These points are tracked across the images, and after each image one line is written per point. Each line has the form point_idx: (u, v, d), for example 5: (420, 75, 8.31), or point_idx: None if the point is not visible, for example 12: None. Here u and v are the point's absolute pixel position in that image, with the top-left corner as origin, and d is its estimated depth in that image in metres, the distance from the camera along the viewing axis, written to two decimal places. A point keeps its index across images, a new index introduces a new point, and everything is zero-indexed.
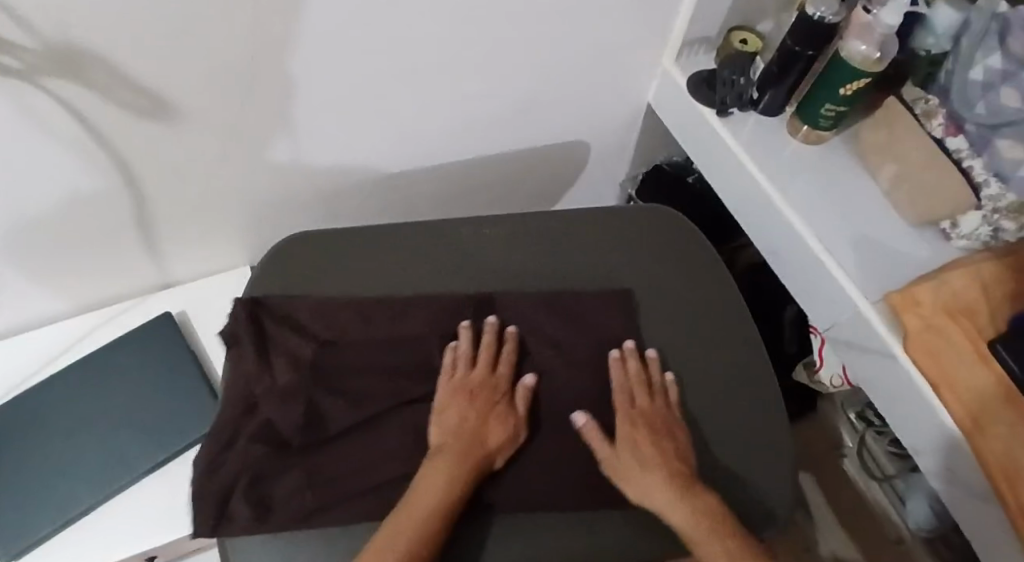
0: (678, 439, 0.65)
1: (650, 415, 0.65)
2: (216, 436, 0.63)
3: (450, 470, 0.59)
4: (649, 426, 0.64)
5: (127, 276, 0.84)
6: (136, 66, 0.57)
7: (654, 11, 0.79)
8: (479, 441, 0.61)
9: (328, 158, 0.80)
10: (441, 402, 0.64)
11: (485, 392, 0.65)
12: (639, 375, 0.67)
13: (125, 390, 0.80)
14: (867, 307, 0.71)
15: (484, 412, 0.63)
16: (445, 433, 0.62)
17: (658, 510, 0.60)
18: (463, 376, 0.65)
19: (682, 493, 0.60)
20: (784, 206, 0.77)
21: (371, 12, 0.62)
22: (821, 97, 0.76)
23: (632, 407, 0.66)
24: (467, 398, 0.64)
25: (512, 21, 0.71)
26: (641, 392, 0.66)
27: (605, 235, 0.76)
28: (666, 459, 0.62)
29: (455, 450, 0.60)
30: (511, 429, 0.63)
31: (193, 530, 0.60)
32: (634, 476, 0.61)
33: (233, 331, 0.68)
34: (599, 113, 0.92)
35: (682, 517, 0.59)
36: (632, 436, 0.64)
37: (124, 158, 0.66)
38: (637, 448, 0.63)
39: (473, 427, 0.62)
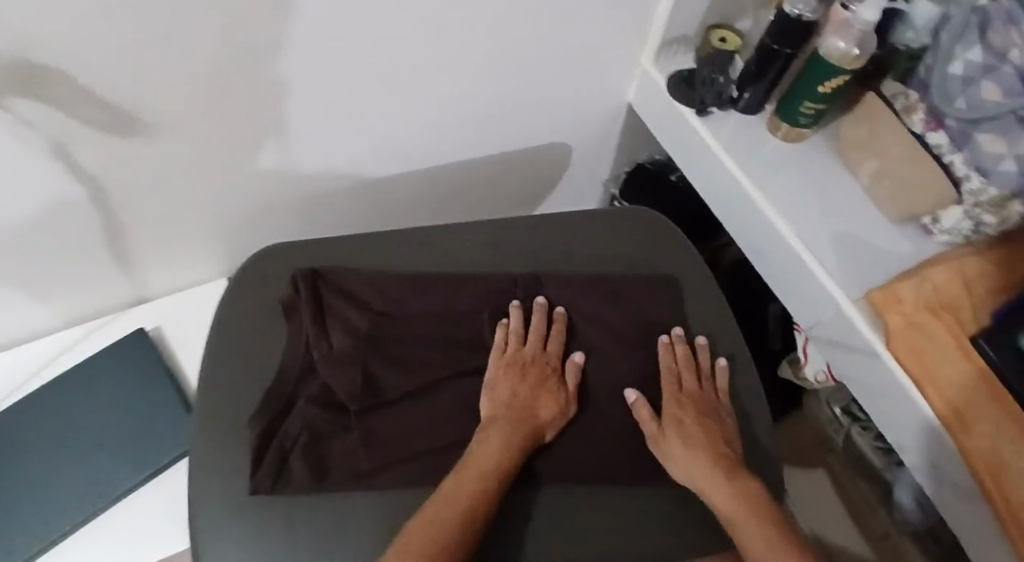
0: (722, 420, 0.66)
1: (695, 397, 0.66)
2: (273, 399, 0.64)
3: (506, 438, 0.59)
4: (695, 406, 0.65)
5: (101, 292, 0.82)
6: (103, 81, 0.55)
7: (634, 10, 0.78)
8: (531, 413, 0.62)
9: (306, 165, 0.78)
10: (491, 376, 0.64)
11: (535, 369, 0.64)
12: (688, 358, 0.68)
13: (102, 408, 0.78)
14: (848, 305, 0.71)
15: (536, 386, 0.63)
16: (497, 406, 0.62)
17: (700, 488, 0.61)
18: (514, 352, 0.65)
19: (726, 473, 0.61)
20: (765, 206, 0.77)
21: (346, 19, 0.61)
22: (799, 96, 0.76)
23: (681, 390, 0.66)
24: (518, 372, 0.64)
25: (490, 24, 0.70)
26: (688, 375, 0.67)
27: (601, 231, 0.76)
28: (711, 439, 0.63)
29: (509, 420, 0.61)
30: (562, 404, 0.63)
31: (251, 483, 0.60)
32: (679, 454, 0.62)
33: (291, 300, 0.67)
34: (579, 113, 0.92)
35: (722, 498, 0.60)
36: (679, 416, 0.65)
37: (93, 172, 0.64)
38: (686, 427, 0.64)
39: (524, 400, 0.62)
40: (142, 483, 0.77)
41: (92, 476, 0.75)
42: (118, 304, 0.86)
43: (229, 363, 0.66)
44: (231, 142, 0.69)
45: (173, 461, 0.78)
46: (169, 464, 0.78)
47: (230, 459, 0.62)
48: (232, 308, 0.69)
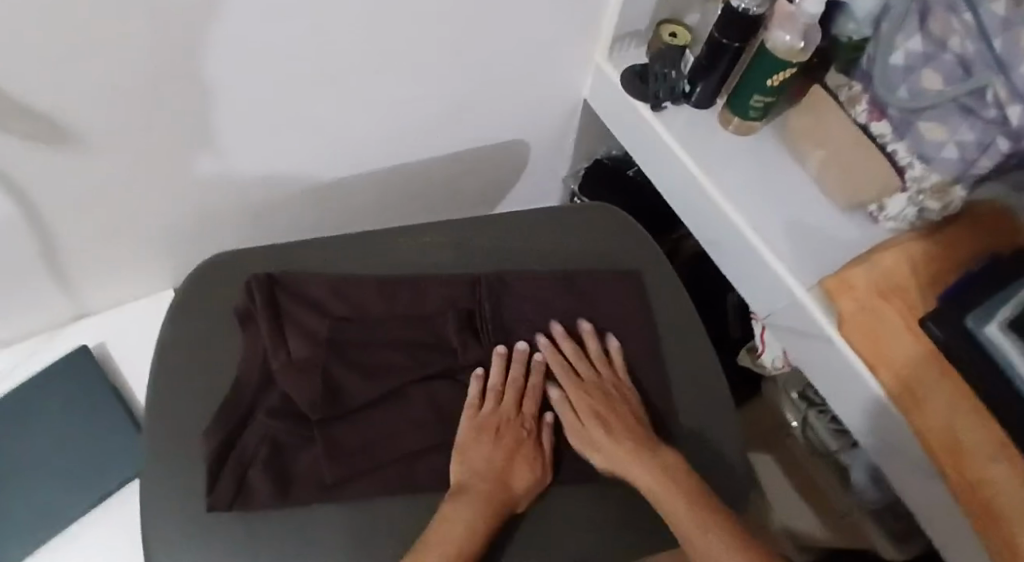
0: (632, 403, 0.65)
1: (598, 386, 0.65)
2: (230, 412, 0.61)
3: (475, 516, 0.55)
4: (601, 394, 0.65)
5: (37, 312, 0.77)
6: (26, 91, 0.52)
7: (583, 5, 0.78)
8: (505, 483, 0.59)
9: (255, 169, 0.75)
10: (461, 441, 0.61)
11: (511, 431, 0.62)
12: (576, 353, 0.66)
13: (44, 435, 0.73)
14: (803, 293, 0.73)
15: (512, 451, 0.61)
16: (468, 473, 0.59)
17: (622, 470, 0.60)
18: (491, 406, 0.63)
19: (645, 453, 0.61)
20: (720, 198, 0.77)
21: (286, 14, 0.59)
22: (749, 89, 0.77)
23: (580, 380, 0.65)
24: (493, 433, 0.61)
25: (440, 20, 0.68)
26: (584, 366, 0.66)
27: (566, 224, 0.76)
28: (625, 424, 0.63)
29: (482, 494, 0.57)
30: (537, 471, 0.61)
31: (209, 498, 0.57)
32: (599, 442, 0.62)
33: (245, 309, 0.65)
34: (534, 110, 0.91)
35: (644, 474, 0.59)
36: (590, 406, 0.64)
37: (19, 185, 0.60)
38: (599, 415, 0.63)
39: (500, 466, 0.60)
40: (85, 511, 0.74)
41: (34, 506, 0.71)
42: (56, 323, 0.81)
43: (180, 376, 0.63)
44: (170, 148, 0.66)
45: (121, 485, 0.75)
46: (114, 491, 0.75)
47: (181, 481, 0.59)
48: (187, 318, 0.66)
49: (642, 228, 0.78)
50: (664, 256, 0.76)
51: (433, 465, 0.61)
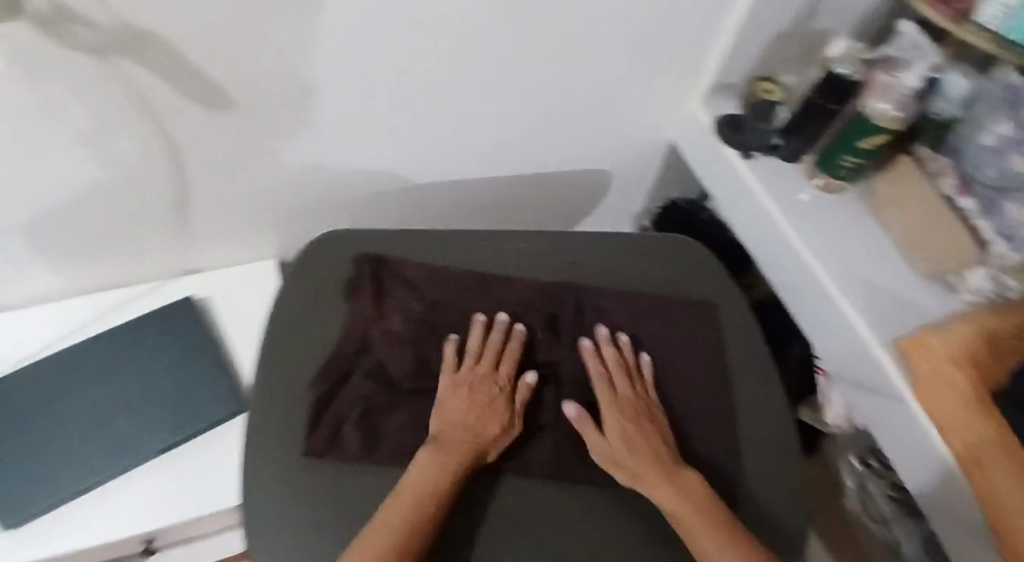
0: (657, 420, 0.65)
1: (630, 400, 0.65)
2: (330, 370, 0.65)
3: (443, 463, 0.58)
4: (632, 410, 0.64)
5: (150, 263, 0.79)
6: (204, 57, 0.57)
7: (687, 49, 0.82)
8: (476, 434, 0.60)
9: (367, 163, 0.80)
10: (442, 393, 0.63)
11: (485, 388, 0.64)
12: (615, 363, 0.67)
13: (128, 372, 0.71)
14: (877, 348, 0.74)
15: (483, 402, 0.62)
16: (445, 423, 0.61)
17: (641, 484, 0.60)
18: (469, 366, 0.65)
19: (666, 470, 0.61)
20: (801, 244, 0.80)
21: (433, 25, 0.64)
22: (841, 149, 0.80)
23: (615, 395, 0.65)
24: (468, 388, 0.63)
25: (563, 47, 0.74)
26: (621, 381, 0.66)
27: (651, 249, 0.78)
28: (648, 440, 0.63)
29: (451, 444, 0.59)
30: (505, 424, 0.62)
31: (305, 445, 0.61)
32: (622, 457, 0.61)
33: (355, 279, 0.70)
34: (625, 143, 0.95)
35: (666, 494, 0.59)
36: (617, 421, 0.64)
37: (171, 146, 0.65)
38: (628, 429, 0.63)
39: (470, 417, 0.61)
40: (172, 447, 0.70)
41: (111, 438, 0.68)
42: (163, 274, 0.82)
43: (287, 334, 0.67)
44: (302, 132, 0.71)
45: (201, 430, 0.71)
46: (196, 435, 0.71)
47: (278, 427, 0.62)
48: (297, 286, 0.70)
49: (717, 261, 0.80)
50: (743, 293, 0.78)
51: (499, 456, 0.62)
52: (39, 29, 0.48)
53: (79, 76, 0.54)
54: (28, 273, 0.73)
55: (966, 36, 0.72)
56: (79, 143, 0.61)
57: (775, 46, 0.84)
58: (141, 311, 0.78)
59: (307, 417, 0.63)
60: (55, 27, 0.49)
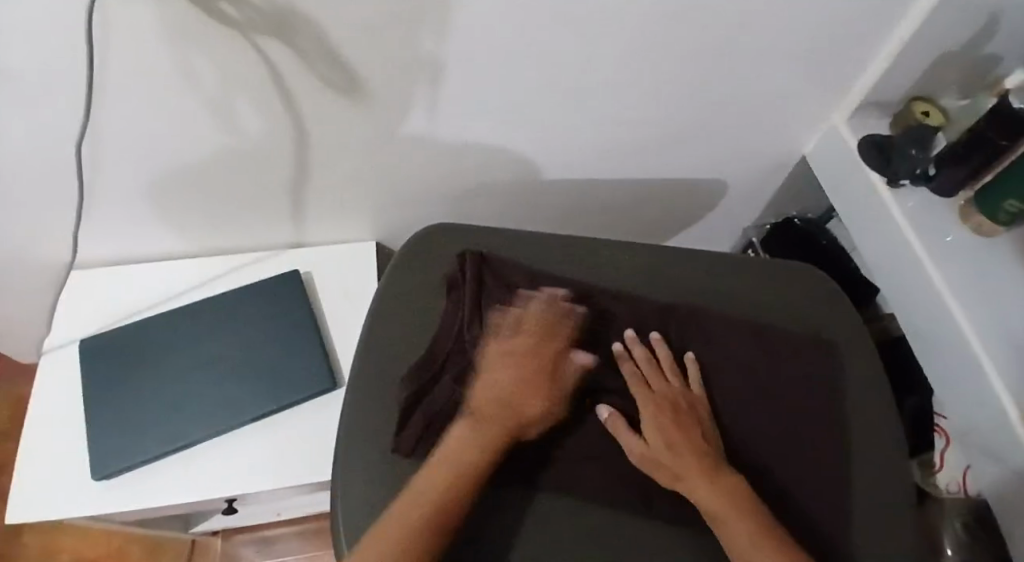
0: (700, 416, 0.62)
1: (666, 396, 0.62)
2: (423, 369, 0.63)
3: (484, 438, 0.57)
4: (671, 408, 0.62)
5: (265, 233, 0.80)
6: (344, 40, 0.56)
7: (839, 63, 0.75)
8: (519, 409, 0.59)
9: (483, 154, 0.78)
10: (485, 364, 0.62)
11: (529, 364, 0.62)
12: (647, 359, 0.64)
13: (237, 340, 0.73)
14: (1017, 418, 0.67)
15: (526, 381, 0.61)
16: (486, 394, 0.60)
17: (683, 484, 0.58)
18: (515, 339, 0.63)
19: (707, 470, 0.58)
20: (945, 291, 0.73)
21: (575, 18, 0.61)
22: (1005, 190, 0.71)
23: (650, 390, 0.63)
24: (515, 362, 0.62)
25: (706, 49, 0.69)
26: (656, 376, 0.63)
27: (769, 277, 0.73)
28: (689, 438, 0.60)
29: (495, 420, 0.58)
30: (550, 401, 0.61)
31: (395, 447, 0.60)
32: (664, 459, 0.59)
33: (453, 276, 0.68)
34: (751, 155, 0.89)
35: (708, 495, 0.57)
36: (656, 418, 0.61)
37: (300, 124, 0.65)
38: (666, 428, 0.60)
39: (511, 392, 0.60)
40: (261, 418, 0.70)
41: (205, 404, 0.70)
42: (275, 244, 0.82)
43: (386, 328, 0.66)
44: (426, 120, 0.69)
45: (294, 405, 0.71)
46: (291, 408, 0.72)
47: (374, 423, 0.62)
48: (395, 276, 0.69)
49: (840, 293, 0.74)
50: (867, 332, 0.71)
51: (590, 476, 0.61)
52: (193, 5, 0.48)
53: (224, 54, 0.54)
54: (151, 233, 0.75)
55: None
56: (213, 114, 0.61)
57: (941, 69, 0.76)
58: (252, 280, 0.79)
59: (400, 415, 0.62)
60: (206, 5, 0.49)
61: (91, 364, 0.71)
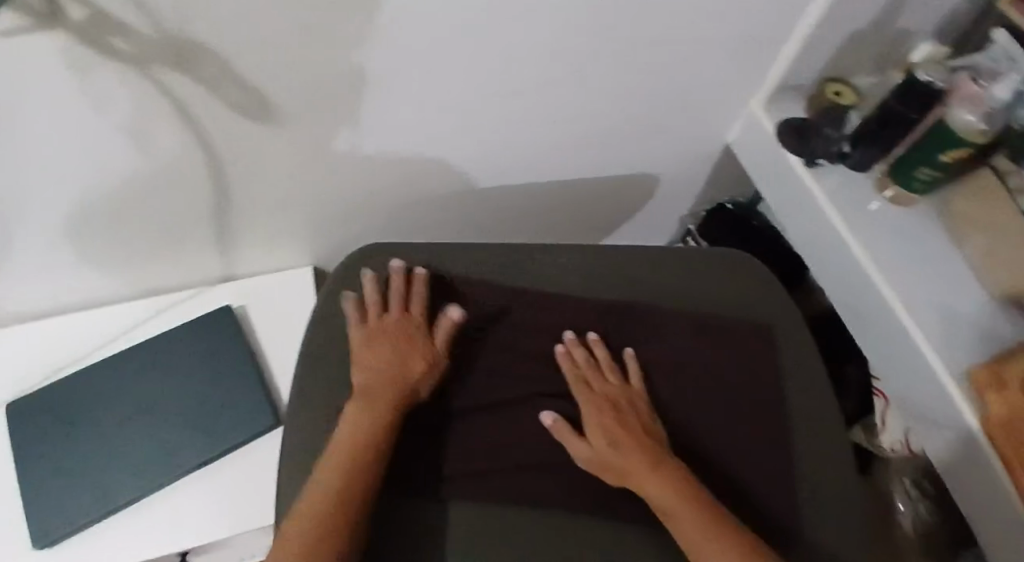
0: (642, 412, 0.63)
1: (608, 396, 0.63)
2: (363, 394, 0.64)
3: (371, 406, 0.60)
4: (612, 407, 0.63)
5: (191, 269, 0.78)
6: (247, 65, 0.55)
7: (751, 51, 0.77)
8: (399, 375, 0.62)
9: (411, 167, 0.77)
10: (354, 345, 0.64)
11: (397, 334, 0.65)
12: (587, 363, 0.65)
13: (167, 387, 0.71)
14: (946, 377, 0.70)
15: (399, 349, 0.64)
16: (366, 371, 0.62)
17: (631, 481, 0.59)
18: (376, 317, 0.66)
19: (653, 463, 0.59)
20: (871, 265, 0.75)
21: (484, 27, 0.61)
22: (916, 161, 0.74)
23: (590, 390, 0.64)
24: (382, 336, 0.65)
25: (620, 47, 0.70)
26: (595, 376, 0.65)
27: (697, 263, 0.74)
28: (631, 434, 0.61)
29: (380, 390, 0.61)
30: (428, 362, 0.64)
31: None
32: (611, 460, 0.60)
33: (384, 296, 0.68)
34: (678, 146, 0.91)
35: (654, 487, 0.58)
36: (599, 420, 0.62)
37: (214, 154, 0.63)
38: (608, 426, 0.61)
39: (385, 371, 0.62)
40: (208, 462, 0.69)
41: (151, 451, 0.68)
42: (202, 281, 0.80)
43: (318, 355, 0.65)
44: (345, 136, 0.68)
45: (236, 447, 0.70)
46: (232, 450, 0.70)
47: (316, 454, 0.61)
48: (327, 303, 0.68)
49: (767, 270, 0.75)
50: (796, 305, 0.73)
51: (547, 487, 0.61)
52: (82, 41, 0.47)
53: (124, 89, 0.52)
54: (71, 281, 0.72)
55: None
56: (119, 151, 0.59)
57: (846, 48, 0.78)
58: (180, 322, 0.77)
59: None
60: (95, 39, 0.47)
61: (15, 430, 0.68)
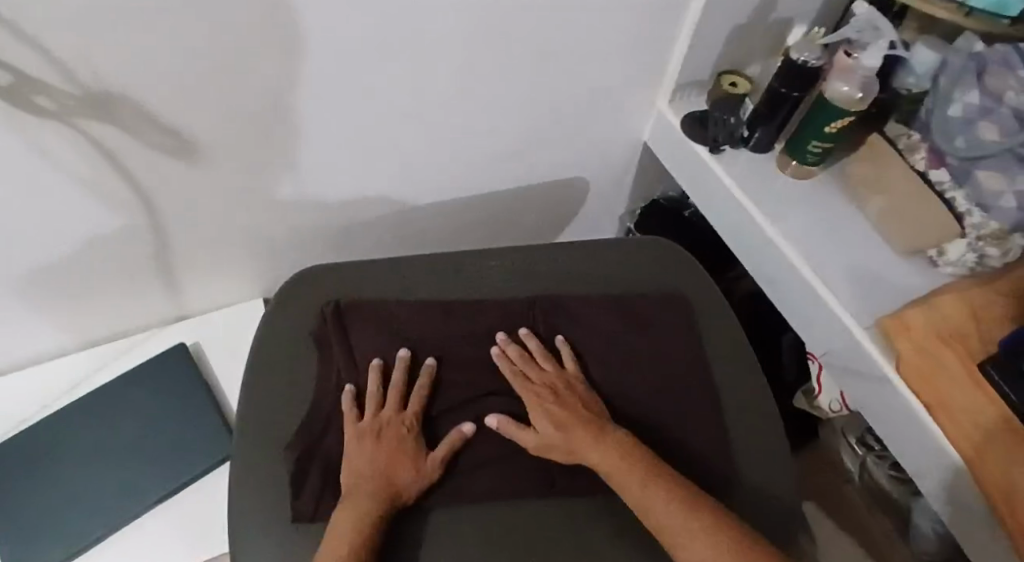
0: (580, 392, 0.67)
1: (545, 382, 0.68)
2: (309, 426, 0.66)
3: (359, 510, 0.59)
4: (551, 391, 0.67)
5: (144, 309, 0.83)
6: (166, 110, 0.60)
7: (648, 53, 0.83)
8: (388, 481, 0.61)
9: (338, 198, 0.82)
10: (348, 448, 0.64)
11: (391, 432, 0.65)
12: (521, 356, 0.70)
13: (131, 425, 0.78)
14: (861, 332, 0.75)
15: (392, 452, 0.63)
16: (356, 477, 0.62)
17: (579, 456, 0.63)
18: (371, 415, 0.66)
19: (595, 434, 0.63)
20: (779, 237, 0.81)
21: (384, 58, 0.67)
22: (807, 135, 0.80)
23: (530, 382, 0.68)
24: (374, 436, 0.64)
25: (520, 63, 0.75)
26: (531, 366, 0.69)
27: (614, 253, 0.79)
28: (572, 412, 0.65)
29: (369, 496, 0.60)
30: (418, 466, 0.63)
31: (295, 511, 0.62)
32: (556, 439, 0.64)
33: (321, 334, 0.71)
34: (597, 149, 0.96)
35: (598, 455, 0.62)
36: (541, 405, 0.66)
37: (150, 198, 0.68)
38: (551, 411, 0.65)
39: (379, 468, 0.62)
40: (176, 490, 0.76)
41: (122, 484, 0.75)
42: (156, 322, 0.86)
43: (264, 389, 0.68)
44: (271, 172, 0.73)
45: (202, 474, 0.78)
46: (199, 477, 0.78)
47: (269, 481, 0.64)
48: (274, 325, 0.72)
49: (677, 247, 0.81)
50: (707, 274, 0.80)
51: (497, 478, 0.64)
52: (10, 104, 0.52)
53: (53, 142, 0.57)
54: (29, 333, 0.77)
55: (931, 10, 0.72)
56: (72, 202, 0.64)
57: (732, 43, 0.85)
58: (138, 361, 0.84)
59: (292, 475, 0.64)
60: (23, 100, 0.52)
61: None
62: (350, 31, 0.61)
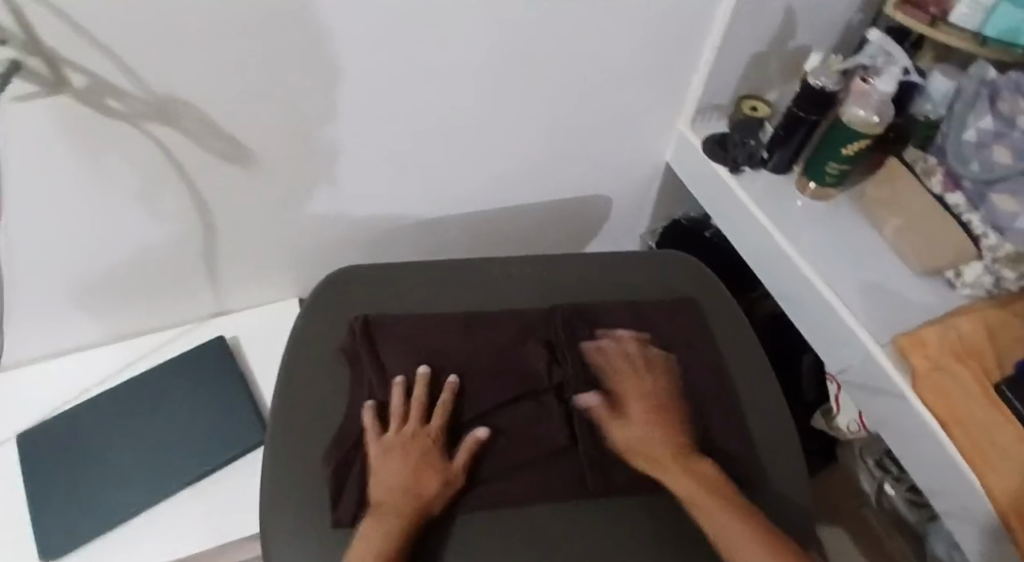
0: (672, 410, 0.71)
1: (645, 391, 0.71)
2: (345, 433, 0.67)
3: (386, 524, 0.59)
4: (654, 402, 0.70)
5: (188, 305, 0.89)
6: (221, 117, 0.65)
7: (669, 77, 0.87)
8: (415, 492, 0.62)
9: (373, 207, 0.87)
10: (376, 462, 0.65)
11: (417, 445, 0.66)
12: (624, 359, 0.73)
13: (167, 413, 0.83)
14: (878, 349, 0.76)
15: (417, 465, 0.64)
16: (385, 490, 0.63)
17: (658, 468, 0.66)
18: (395, 429, 0.67)
19: (682, 460, 0.66)
20: (795, 253, 0.83)
21: (420, 76, 0.71)
22: (825, 156, 0.83)
23: (627, 390, 0.71)
24: (402, 449, 0.65)
25: (548, 84, 0.80)
26: (631, 372, 0.72)
27: (629, 268, 0.83)
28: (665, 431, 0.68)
29: (398, 508, 0.61)
30: (444, 476, 0.64)
31: (335, 516, 0.63)
32: (644, 446, 0.67)
33: (350, 351, 0.72)
34: (621, 169, 1.00)
35: (676, 475, 0.65)
36: (642, 414, 0.70)
37: (202, 200, 0.74)
38: (653, 422, 0.69)
39: (407, 479, 0.63)
40: (196, 480, 0.80)
41: (152, 469, 0.79)
42: (195, 318, 0.92)
43: (296, 396, 0.70)
44: (312, 179, 0.78)
45: (222, 465, 0.81)
46: (219, 468, 0.81)
47: (302, 480, 0.65)
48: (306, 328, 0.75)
49: (689, 262, 0.85)
50: (722, 285, 0.84)
51: (533, 479, 0.66)
52: (87, 106, 0.58)
53: (119, 143, 0.63)
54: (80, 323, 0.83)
55: (945, 36, 0.75)
56: (133, 201, 0.70)
57: (753, 68, 0.88)
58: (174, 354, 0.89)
59: (329, 482, 0.65)
60: (97, 102, 0.58)
61: (29, 455, 0.79)
62: (389, 49, 0.66)
